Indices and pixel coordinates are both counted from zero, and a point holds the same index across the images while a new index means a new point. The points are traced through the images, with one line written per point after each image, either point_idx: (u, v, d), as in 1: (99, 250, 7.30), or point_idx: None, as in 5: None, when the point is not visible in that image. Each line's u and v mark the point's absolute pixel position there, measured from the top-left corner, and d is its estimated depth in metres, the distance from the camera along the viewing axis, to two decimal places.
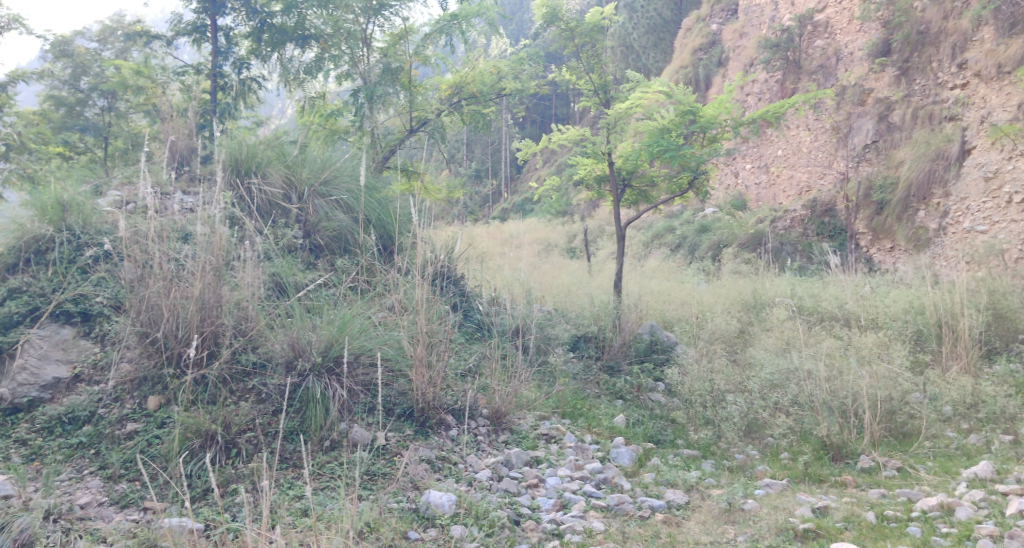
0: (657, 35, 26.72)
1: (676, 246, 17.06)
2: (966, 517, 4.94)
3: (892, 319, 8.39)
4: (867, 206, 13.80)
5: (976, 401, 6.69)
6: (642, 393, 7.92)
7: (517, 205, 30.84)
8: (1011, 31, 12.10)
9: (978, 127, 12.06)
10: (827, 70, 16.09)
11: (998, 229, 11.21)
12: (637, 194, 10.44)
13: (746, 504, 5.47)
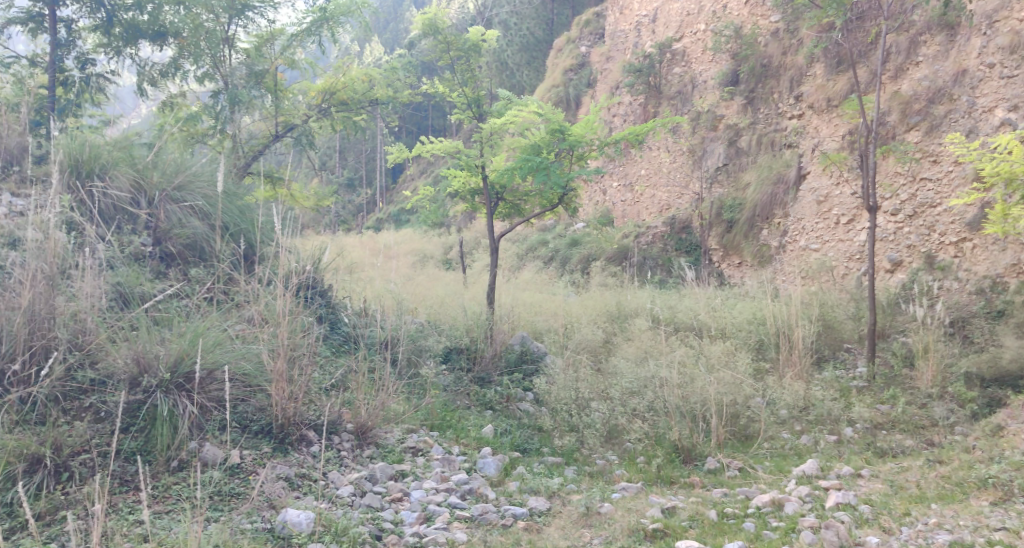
0: (530, 53, 27.35)
1: (548, 259, 17.44)
2: (793, 511, 5.33)
3: (738, 329, 8.95)
4: (719, 224, 14.66)
5: (807, 404, 7.25)
6: (512, 403, 8.03)
7: (391, 215, 30.43)
8: (837, 69, 13.27)
9: (811, 154, 13.17)
10: (684, 96, 17.01)
11: (829, 247, 12.20)
12: (510, 207, 10.57)
13: (602, 507, 5.66)
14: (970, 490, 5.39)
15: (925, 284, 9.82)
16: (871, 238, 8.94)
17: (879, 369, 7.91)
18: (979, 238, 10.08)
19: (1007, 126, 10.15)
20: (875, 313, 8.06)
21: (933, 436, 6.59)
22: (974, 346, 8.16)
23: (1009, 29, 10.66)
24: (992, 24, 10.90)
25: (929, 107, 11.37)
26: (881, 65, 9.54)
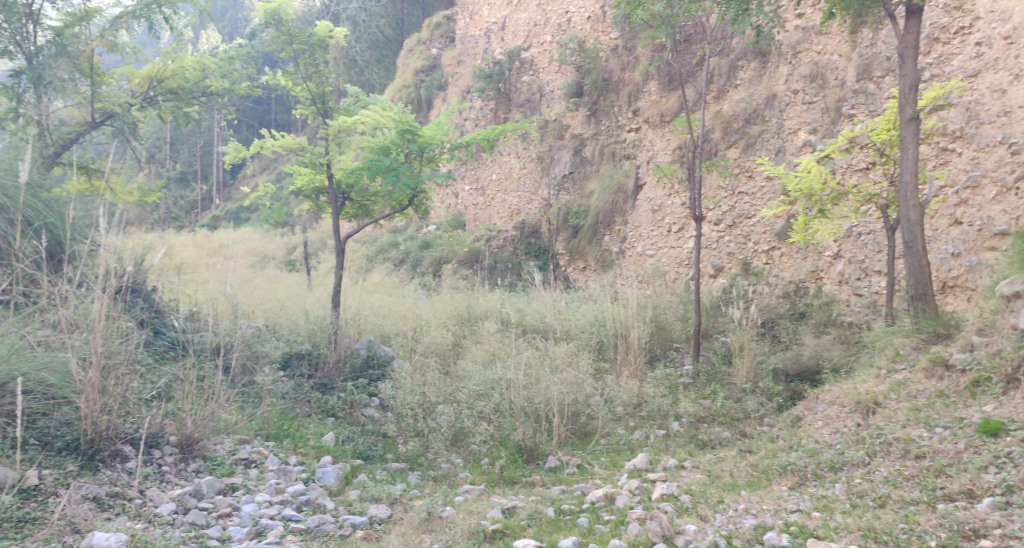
0: (380, 52, 26.93)
1: (399, 261, 17.27)
2: (623, 505, 5.55)
3: (581, 330, 9.22)
4: (565, 229, 15.12)
5: (640, 400, 7.63)
6: (355, 410, 7.83)
7: (229, 212, 28.92)
8: (669, 87, 14.04)
9: (647, 166, 13.91)
10: (532, 104, 17.42)
11: (662, 254, 12.94)
12: (358, 208, 10.35)
13: (443, 512, 5.65)
14: (774, 476, 5.71)
15: (742, 288, 10.63)
16: (699, 245, 9.52)
17: (702, 367, 8.46)
18: (785, 247, 11.05)
19: (809, 147, 11.16)
20: (701, 315, 8.68)
21: (747, 428, 7.09)
22: (781, 344, 8.92)
23: (809, 60, 11.70)
24: (796, 54, 11.93)
25: (746, 127, 12.31)
26: (706, 86, 10.13)
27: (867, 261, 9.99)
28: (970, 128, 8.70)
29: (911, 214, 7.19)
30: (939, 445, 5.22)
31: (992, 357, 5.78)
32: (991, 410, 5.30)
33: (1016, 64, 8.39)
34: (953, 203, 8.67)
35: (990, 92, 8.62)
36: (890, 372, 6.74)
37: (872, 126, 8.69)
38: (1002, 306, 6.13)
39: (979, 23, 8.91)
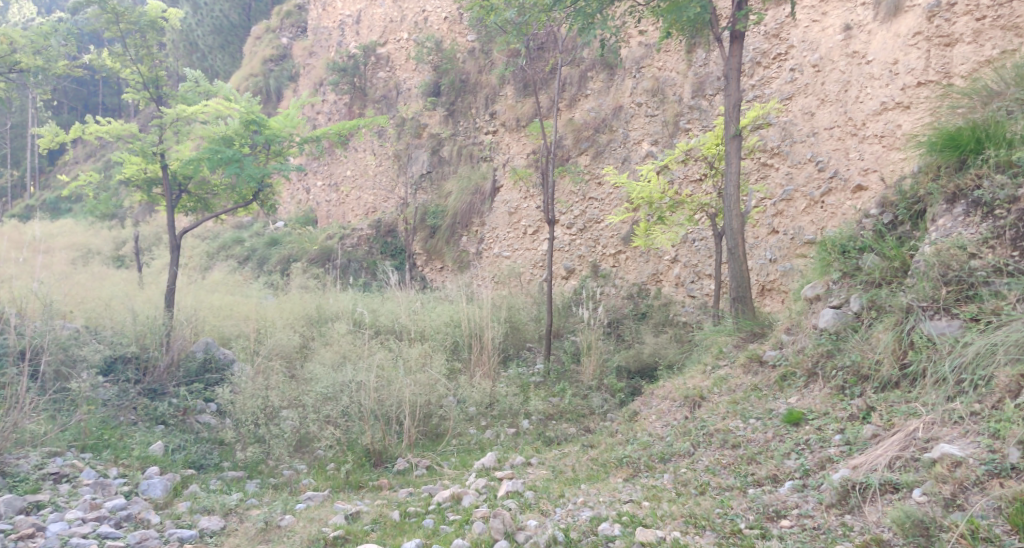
0: (225, 37, 25.46)
1: (244, 259, 16.58)
2: (469, 504, 5.58)
3: (436, 331, 9.17)
4: (422, 229, 15.07)
5: (492, 400, 7.75)
6: (189, 416, 7.43)
7: (48, 202, 26.46)
8: (524, 92, 14.34)
9: (503, 169, 14.17)
10: (389, 101, 17.24)
11: (518, 255, 13.25)
12: (196, 201, 9.80)
13: (282, 520, 5.52)
14: (611, 469, 5.82)
15: (591, 290, 11.13)
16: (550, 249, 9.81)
17: (553, 365, 8.79)
18: (630, 250, 11.62)
19: (651, 157, 11.79)
20: (551, 316, 8.91)
21: (591, 423, 7.38)
22: (625, 342, 9.42)
23: (651, 75, 12.33)
24: (640, 69, 12.54)
25: (596, 135, 12.83)
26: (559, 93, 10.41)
27: (700, 265, 10.64)
28: (786, 146, 9.53)
29: (733, 223, 7.75)
30: (752, 434, 5.33)
31: (797, 353, 5.88)
32: (796, 402, 5.39)
33: (823, 90, 9.28)
34: (771, 214, 9.46)
35: (801, 114, 9.46)
36: (715, 368, 7.23)
37: (703, 140, 9.31)
38: (807, 308, 6.16)
39: (794, 51, 9.77)
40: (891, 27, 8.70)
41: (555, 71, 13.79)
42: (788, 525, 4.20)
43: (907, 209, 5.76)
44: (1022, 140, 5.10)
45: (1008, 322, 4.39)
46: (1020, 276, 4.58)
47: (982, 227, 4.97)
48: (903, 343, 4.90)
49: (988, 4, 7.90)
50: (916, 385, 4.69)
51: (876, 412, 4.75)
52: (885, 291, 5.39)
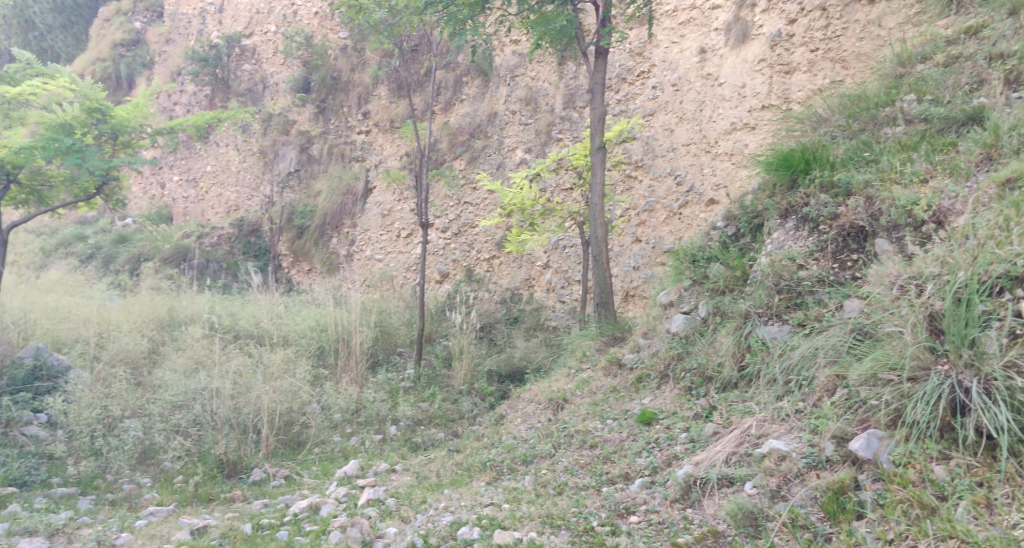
0: (68, 17, 23.22)
1: (88, 257, 15.53)
2: (327, 514, 5.47)
3: (300, 336, 8.93)
4: (289, 229, 14.64)
5: (359, 406, 7.67)
6: (13, 429, 6.88)
7: None
8: (398, 93, 14.26)
9: (376, 170, 14.04)
10: (254, 95, 16.68)
11: (391, 258, 13.14)
12: (29, 193, 9.04)
13: (117, 539, 5.26)
14: (475, 473, 5.86)
15: (464, 295, 11.23)
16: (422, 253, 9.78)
17: (423, 370, 8.76)
18: (504, 256, 11.77)
19: (524, 165, 12.02)
20: (423, 321, 8.90)
21: (459, 428, 7.40)
22: (496, 346, 9.56)
23: (525, 84, 12.59)
24: (514, 77, 12.78)
25: (470, 140, 12.92)
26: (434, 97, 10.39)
27: (570, 271, 10.95)
28: (648, 160, 10.00)
29: (598, 231, 7.90)
30: (608, 434, 5.48)
31: (651, 356, 6.11)
32: (649, 402, 5.61)
33: (681, 108, 9.82)
34: (634, 224, 9.90)
35: (662, 130, 9.98)
36: (578, 371, 7.44)
37: (573, 150, 9.57)
38: (662, 313, 6.47)
39: (655, 69, 10.29)
40: (741, 52, 9.32)
41: (429, 74, 13.81)
42: (636, 520, 4.38)
43: (747, 223, 6.18)
44: (843, 163, 5.63)
45: (828, 327, 4.71)
46: (839, 286, 4.99)
47: (809, 240, 5.38)
48: (742, 346, 5.21)
49: (821, 37, 8.54)
50: (751, 385, 4.99)
51: (717, 411, 4.99)
52: (728, 298, 5.73)
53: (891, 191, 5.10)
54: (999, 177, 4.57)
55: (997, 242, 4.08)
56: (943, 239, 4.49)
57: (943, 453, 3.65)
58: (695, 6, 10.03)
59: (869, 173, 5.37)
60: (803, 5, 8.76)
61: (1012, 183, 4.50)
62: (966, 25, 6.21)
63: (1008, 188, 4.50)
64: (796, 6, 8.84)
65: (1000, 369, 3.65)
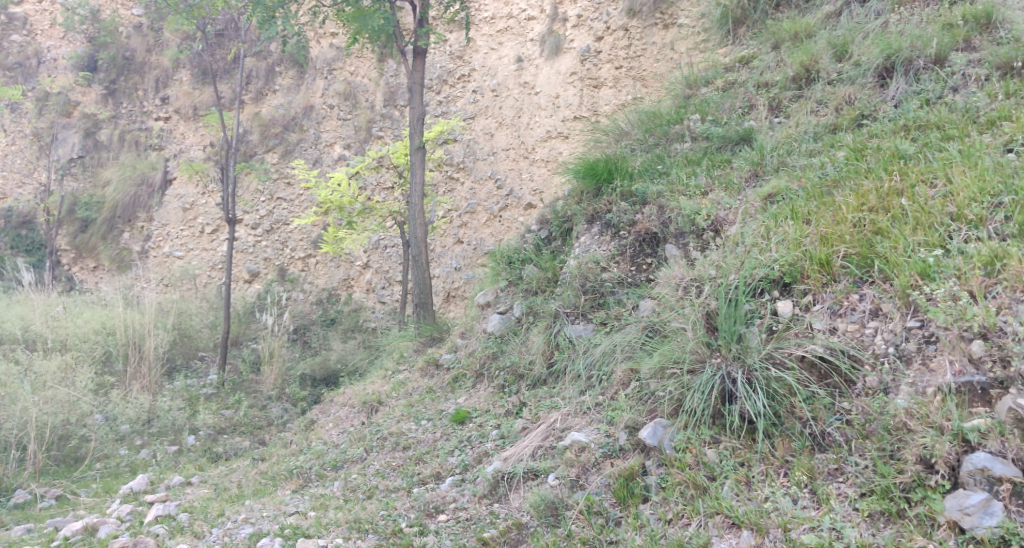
0: None
1: None
2: (106, 535, 5.10)
3: (82, 339, 8.25)
4: (70, 222, 13.32)
5: (151, 416, 7.22)
6: None
7: None
8: (202, 79, 13.65)
9: (176, 159, 13.29)
10: (26, 70, 14.77)
11: (192, 256, 12.45)
12: None
13: None
14: (280, 481, 5.70)
15: (276, 294, 10.87)
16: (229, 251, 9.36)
17: (228, 376, 8.39)
18: (320, 255, 11.48)
19: (343, 161, 11.83)
20: (230, 323, 8.50)
21: (266, 435, 7.09)
22: (311, 349, 9.37)
23: (343, 78, 12.39)
24: (330, 71, 12.54)
25: (284, 133, 12.51)
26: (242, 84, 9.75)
27: (390, 272, 10.90)
28: (469, 162, 10.19)
29: (418, 231, 7.75)
30: (422, 435, 5.52)
31: (468, 356, 6.22)
32: (464, 401, 5.72)
33: (500, 113, 10.12)
34: (456, 225, 10.06)
35: (482, 134, 10.23)
36: (395, 372, 7.13)
37: (393, 147, 9.40)
38: (479, 313, 6.64)
39: (475, 74, 10.55)
40: (554, 64, 9.74)
41: (238, 61, 13.16)
42: (444, 518, 4.48)
43: (558, 227, 6.51)
44: (640, 174, 6.08)
45: (625, 326, 5.05)
46: (636, 287, 5.38)
47: (612, 244, 5.75)
48: (551, 344, 5.46)
49: (624, 55, 9.12)
50: (558, 381, 5.24)
51: (526, 407, 5.20)
52: (540, 298, 5.96)
53: (678, 201, 5.53)
54: (762, 192, 5.08)
55: (759, 250, 4.53)
56: (718, 246, 4.94)
57: (714, 438, 4.00)
58: (513, 16, 10.42)
59: (661, 185, 5.81)
60: (609, 24, 9.32)
61: (773, 197, 5.00)
62: (740, 54, 7.02)
63: (769, 202, 5.00)
64: (602, 25, 9.40)
65: (760, 360, 4.01)
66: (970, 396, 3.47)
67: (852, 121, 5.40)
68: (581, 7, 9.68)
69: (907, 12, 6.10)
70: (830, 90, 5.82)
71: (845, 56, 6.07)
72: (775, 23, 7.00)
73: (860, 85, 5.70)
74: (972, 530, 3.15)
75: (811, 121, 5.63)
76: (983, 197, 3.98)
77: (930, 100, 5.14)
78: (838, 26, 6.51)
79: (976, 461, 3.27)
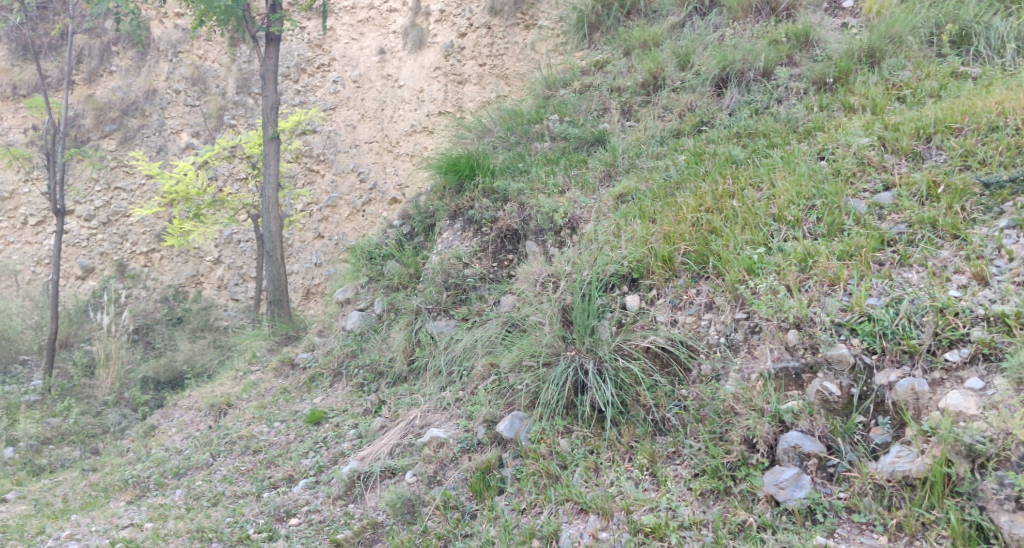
0: None
1: None
2: None
3: None
4: None
5: None
6: None
7: None
8: (23, 54, 12.27)
9: None
10: None
11: (12, 249, 11.36)
12: None
13: None
14: (113, 493, 5.32)
15: (114, 292, 10.20)
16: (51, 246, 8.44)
17: (55, 381, 7.84)
18: (165, 249, 10.89)
19: (191, 150, 11.30)
20: (57, 325, 7.88)
21: (99, 444, 6.56)
22: (155, 349, 8.83)
23: (190, 62, 11.72)
24: (176, 53, 11.76)
25: (123, 118, 11.53)
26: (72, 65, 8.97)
27: (243, 267, 10.59)
28: (330, 154, 10.29)
29: (271, 225, 7.39)
30: (274, 437, 5.36)
31: (325, 354, 6.11)
32: (320, 402, 5.61)
33: (362, 105, 10.26)
34: (316, 218, 10.13)
35: (344, 126, 10.35)
36: (246, 373, 6.73)
37: (247, 138, 9.02)
38: (338, 310, 6.56)
39: (336, 63, 10.65)
40: (418, 58, 9.81)
41: (66, 38, 11.97)
42: (296, 522, 4.40)
43: (421, 222, 6.60)
44: (500, 172, 6.32)
45: (486, 321, 5.19)
46: (497, 283, 5.55)
47: (474, 240, 5.94)
48: (412, 341, 5.51)
49: (487, 53, 9.13)
50: (418, 378, 5.27)
51: (385, 405, 5.20)
52: (401, 295, 6.00)
53: (538, 199, 5.78)
54: (614, 192, 5.44)
55: (611, 247, 4.89)
56: (574, 243, 5.24)
57: (566, 428, 4.21)
58: (374, 7, 10.47)
59: (522, 182, 6.06)
60: (471, 20, 9.34)
61: (624, 197, 5.38)
62: (594, 59, 7.51)
63: (620, 201, 5.37)
64: (465, 22, 9.41)
65: (610, 352, 4.29)
66: (786, 380, 3.83)
67: (693, 127, 5.91)
68: (444, 2, 9.71)
69: (740, 27, 6.72)
70: (674, 97, 6.29)
71: (687, 66, 6.56)
72: (627, 30, 7.50)
73: (700, 93, 6.21)
74: (785, 503, 3.48)
75: (657, 126, 6.06)
76: (800, 201, 4.48)
77: (758, 110, 5.76)
78: (681, 36, 7.04)
79: (789, 440, 3.61)
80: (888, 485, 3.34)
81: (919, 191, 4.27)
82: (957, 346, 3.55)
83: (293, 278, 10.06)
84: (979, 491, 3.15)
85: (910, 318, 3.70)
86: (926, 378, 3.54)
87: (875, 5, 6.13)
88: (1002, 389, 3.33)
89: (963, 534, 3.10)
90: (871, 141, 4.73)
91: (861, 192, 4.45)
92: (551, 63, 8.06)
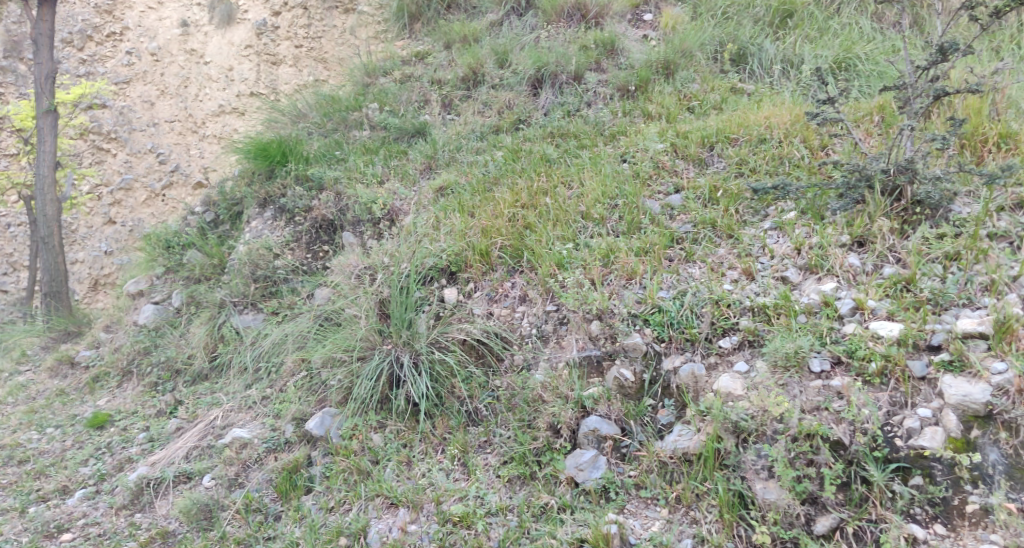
0: None
1: None
2: None
3: None
4: None
5: None
6: None
7: None
8: None
9: None
10: None
11: None
12: None
13: None
14: None
15: None
16: None
17: None
18: None
19: None
20: None
21: None
22: None
23: None
24: None
25: None
26: None
27: (14, 255, 9.31)
28: (122, 132, 9.34)
29: (47, 208, 6.64)
30: (46, 445, 4.81)
31: (111, 352, 5.57)
32: (104, 404, 5.13)
33: (162, 81, 9.37)
34: (106, 202, 9.32)
35: (140, 101, 9.37)
36: (12, 375, 5.97)
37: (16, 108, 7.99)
38: (128, 303, 6.07)
39: (128, 33, 9.56)
40: (226, 34, 9.25)
41: None
42: (70, 537, 3.99)
43: (226, 210, 6.30)
44: (315, 159, 6.16)
45: (298, 315, 5.00)
46: (311, 275, 5.39)
47: (285, 230, 5.75)
48: (215, 336, 5.20)
49: (303, 36, 9.06)
50: (221, 375, 4.98)
51: (182, 406, 4.85)
52: (202, 287, 5.63)
53: (355, 189, 5.70)
54: (434, 185, 5.51)
55: (430, 240, 4.96)
56: (392, 235, 5.24)
57: (380, 422, 4.19)
58: None
59: (338, 171, 5.96)
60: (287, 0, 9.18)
61: (443, 190, 5.47)
62: (415, 50, 7.58)
63: (440, 194, 5.45)
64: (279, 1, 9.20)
65: (426, 345, 4.33)
66: (588, 368, 4.09)
67: (511, 124, 6.15)
68: None
69: (553, 31, 7.13)
70: (493, 94, 6.53)
71: (505, 64, 6.84)
72: (447, 23, 7.75)
73: (517, 91, 6.49)
74: (583, 483, 3.69)
75: (477, 121, 6.23)
76: (604, 200, 4.83)
77: (570, 112, 6.13)
78: (500, 34, 7.34)
79: (589, 424, 3.85)
80: (670, 461, 3.64)
81: (702, 194, 4.77)
82: (729, 334, 3.94)
83: (76, 267, 9.26)
84: (741, 462, 3.49)
85: (692, 309, 4.06)
86: (704, 362, 3.90)
87: (670, 20, 6.73)
88: (761, 371, 3.72)
89: (728, 502, 3.43)
90: (664, 147, 5.21)
91: (655, 194, 4.90)
92: (371, 50, 8.01)
